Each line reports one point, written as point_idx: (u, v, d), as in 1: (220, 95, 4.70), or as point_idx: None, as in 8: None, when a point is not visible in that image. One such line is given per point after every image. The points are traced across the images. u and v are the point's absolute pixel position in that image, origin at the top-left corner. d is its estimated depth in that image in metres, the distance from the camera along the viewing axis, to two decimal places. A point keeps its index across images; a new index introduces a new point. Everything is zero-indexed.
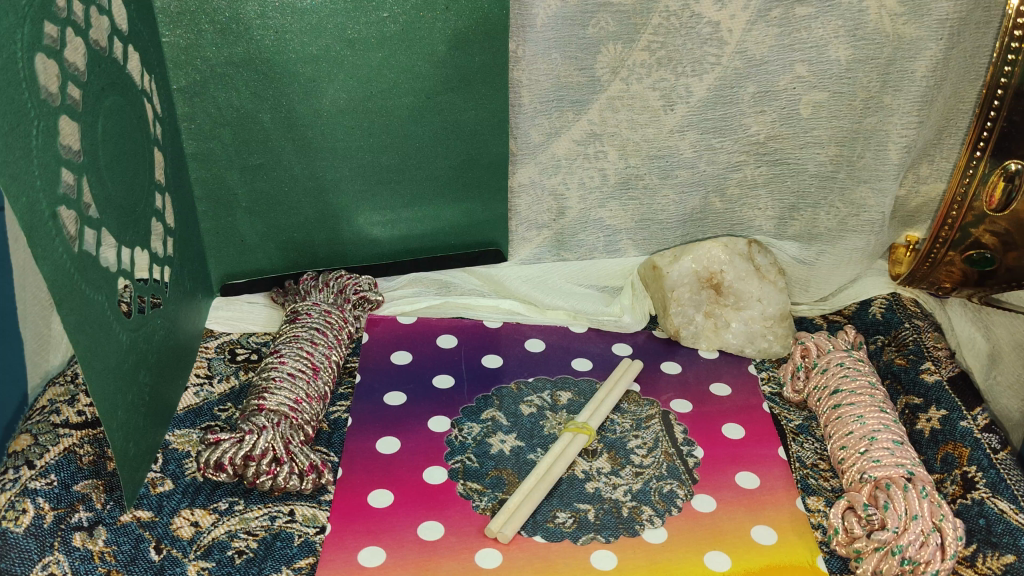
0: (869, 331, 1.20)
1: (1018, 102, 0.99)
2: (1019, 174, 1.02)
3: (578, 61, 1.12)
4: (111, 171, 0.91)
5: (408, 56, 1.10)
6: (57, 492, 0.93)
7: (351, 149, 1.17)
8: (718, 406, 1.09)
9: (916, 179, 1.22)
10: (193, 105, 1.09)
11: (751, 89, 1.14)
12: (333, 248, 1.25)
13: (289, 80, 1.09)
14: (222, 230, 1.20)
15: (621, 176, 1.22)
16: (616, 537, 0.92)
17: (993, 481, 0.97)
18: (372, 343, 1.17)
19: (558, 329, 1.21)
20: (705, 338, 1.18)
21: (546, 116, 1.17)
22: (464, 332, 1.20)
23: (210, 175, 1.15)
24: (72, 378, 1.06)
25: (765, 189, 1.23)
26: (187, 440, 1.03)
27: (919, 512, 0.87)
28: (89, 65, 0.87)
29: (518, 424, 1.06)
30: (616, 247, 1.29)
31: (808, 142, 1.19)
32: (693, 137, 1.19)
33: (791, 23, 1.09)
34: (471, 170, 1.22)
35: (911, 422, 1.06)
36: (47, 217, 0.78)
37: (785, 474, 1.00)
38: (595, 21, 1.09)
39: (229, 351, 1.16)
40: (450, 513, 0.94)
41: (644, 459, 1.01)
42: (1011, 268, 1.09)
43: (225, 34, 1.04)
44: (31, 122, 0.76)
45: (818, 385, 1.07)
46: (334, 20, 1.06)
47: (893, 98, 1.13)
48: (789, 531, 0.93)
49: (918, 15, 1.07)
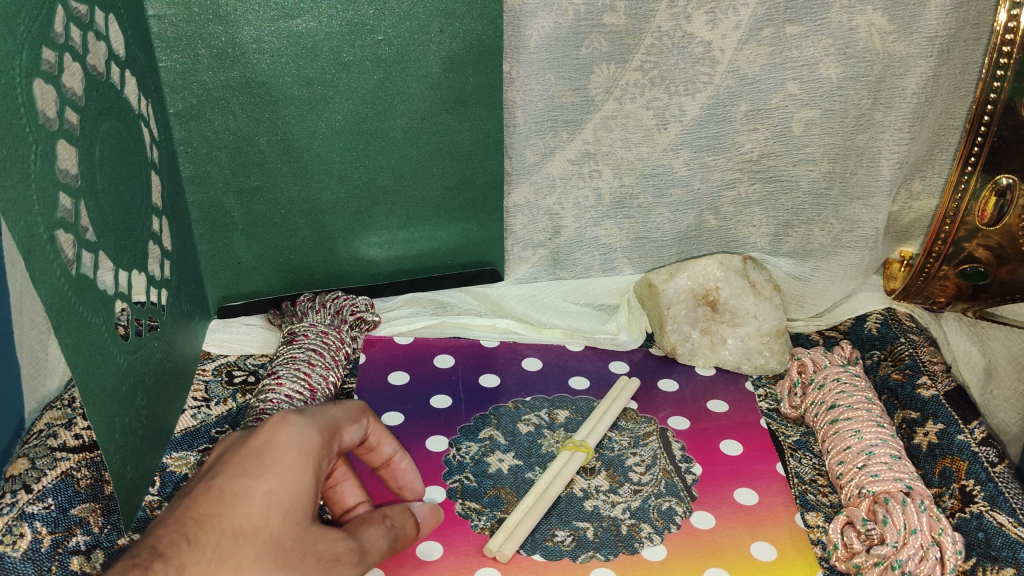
0: (865, 346, 1.21)
1: (1008, 117, 0.99)
2: (1011, 188, 1.03)
3: (571, 82, 1.13)
4: (109, 195, 0.91)
5: (403, 78, 1.11)
6: (55, 516, 0.93)
7: (347, 171, 1.17)
8: (716, 423, 1.10)
9: (909, 195, 1.23)
10: (190, 128, 1.10)
11: (744, 108, 1.15)
12: (330, 269, 1.26)
13: (286, 103, 1.10)
14: (219, 252, 1.21)
15: (615, 196, 1.23)
16: (615, 555, 0.92)
17: (992, 495, 0.97)
18: (370, 364, 1.17)
19: (555, 348, 1.22)
20: (702, 355, 1.18)
21: (541, 136, 1.18)
22: (461, 351, 1.20)
23: (207, 199, 1.16)
24: (69, 402, 1.06)
25: (760, 207, 1.24)
26: (185, 462, 1.03)
27: (918, 526, 0.87)
28: (88, 90, 0.87)
29: (515, 442, 1.06)
30: (611, 265, 1.30)
31: (800, 159, 1.19)
32: (686, 155, 1.19)
33: (782, 43, 1.10)
34: (466, 191, 1.23)
35: (909, 436, 1.06)
36: (45, 241, 0.78)
37: (783, 489, 1.00)
38: (589, 42, 1.10)
39: (226, 373, 1.16)
40: (449, 533, 0.94)
41: (642, 476, 1.01)
42: (1005, 282, 1.10)
43: (221, 57, 1.05)
44: (29, 148, 0.77)
45: (815, 401, 1.07)
46: (330, 43, 1.07)
47: (885, 115, 1.14)
48: (789, 548, 0.93)
49: (907, 33, 1.07)
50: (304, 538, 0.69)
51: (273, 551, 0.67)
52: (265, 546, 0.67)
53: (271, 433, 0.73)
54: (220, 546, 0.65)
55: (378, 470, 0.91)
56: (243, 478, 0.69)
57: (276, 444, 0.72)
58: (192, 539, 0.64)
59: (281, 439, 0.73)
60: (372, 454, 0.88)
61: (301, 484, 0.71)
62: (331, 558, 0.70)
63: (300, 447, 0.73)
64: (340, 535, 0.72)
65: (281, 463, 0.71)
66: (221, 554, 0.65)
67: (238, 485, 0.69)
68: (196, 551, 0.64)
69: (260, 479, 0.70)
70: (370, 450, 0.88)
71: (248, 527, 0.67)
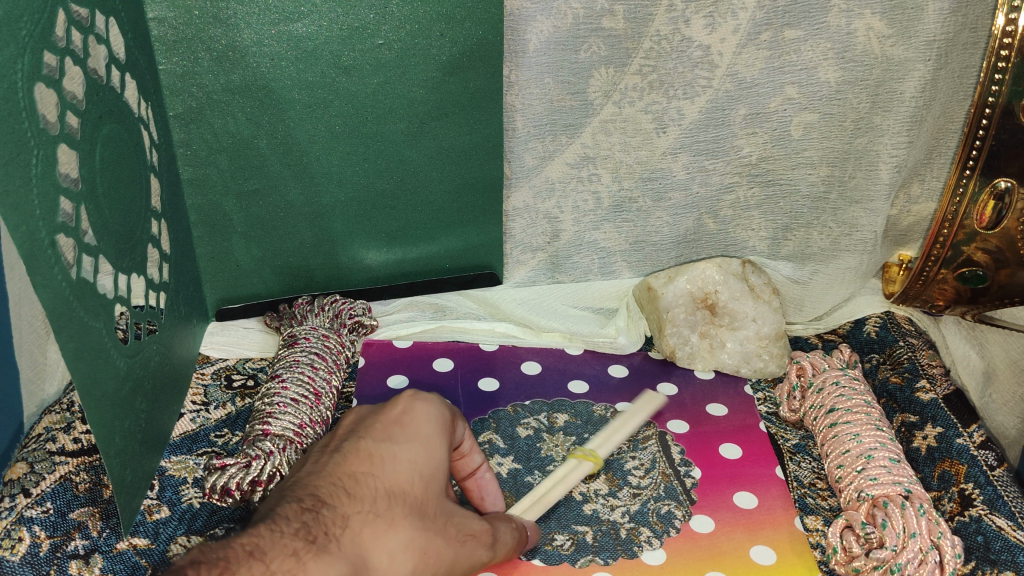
0: (863, 349, 1.21)
1: (1007, 121, 0.99)
2: (1009, 192, 1.03)
3: (570, 86, 1.13)
4: (109, 198, 0.91)
5: (403, 83, 1.11)
6: (52, 520, 0.93)
7: (347, 175, 1.17)
8: (715, 426, 1.10)
9: (907, 199, 1.22)
10: (190, 131, 1.10)
11: (742, 111, 1.15)
12: (329, 272, 1.26)
13: (286, 106, 1.10)
14: (217, 255, 1.21)
15: (614, 200, 1.24)
16: (614, 559, 0.92)
17: (990, 498, 0.97)
18: (368, 367, 1.17)
19: (554, 352, 1.22)
20: (701, 358, 1.18)
21: (540, 140, 1.18)
22: (460, 355, 1.20)
23: (206, 202, 1.16)
24: (68, 407, 1.06)
25: (758, 210, 1.24)
26: (183, 466, 1.02)
27: (918, 530, 0.87)
28: (89, 94, 0.87)
29: (515, 446, 1.06)
30: (610, 269, 1.30)
31: (799, 163, 1.19)
32: (685, 159, 1.19)
33: (780, 47, 1.10)
34: (466, 195, 1.23)
35: (908, 440, 1.06)
36: (47, 245, 0.78)
37: (782, 493, 1.00)
38: (588, 45, 1.10)
39: (225, 377, 1.15)
40: None
41: (641, 480, 1.01)
42: (1004, 285, 1.10)
43: (220, 61, 1.05)
44: (31, 151, 0.77)
45: (814, 404, 1.07)
46: (329, 48, 1.07)
47: (883, 119, 1.14)
48: (789, 551, 0.93)
49: (906, 37, 1.07)
50: (443, 508, 0.69)
51: (417, 517, 0.66)
52: (412, 512, 0.66)
53: (411, 401, 0.73)
54: (376, 502, 0.64)
55: (461, 481, 0.84)
56: (392, 442, 0.69)
57: (418, 411, 0.72)
58: (349, 492, 0.63)
59: (420, 409, 0.73)
60: (460, 462, 0.82)
61: (440, 454, 0.71)
62: (467, 535, 0.71)
63: (440, 418, 0.73)
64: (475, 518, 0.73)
65: (421, 433, 0.71)
66: (377, 509, 0.63)
67: (385, 448, 0.68)
68: (353, 502, 0.63)
69: (406, 442, 0.69)
70: (460, 458, 0.82)
71: (398, 489, 0.66)
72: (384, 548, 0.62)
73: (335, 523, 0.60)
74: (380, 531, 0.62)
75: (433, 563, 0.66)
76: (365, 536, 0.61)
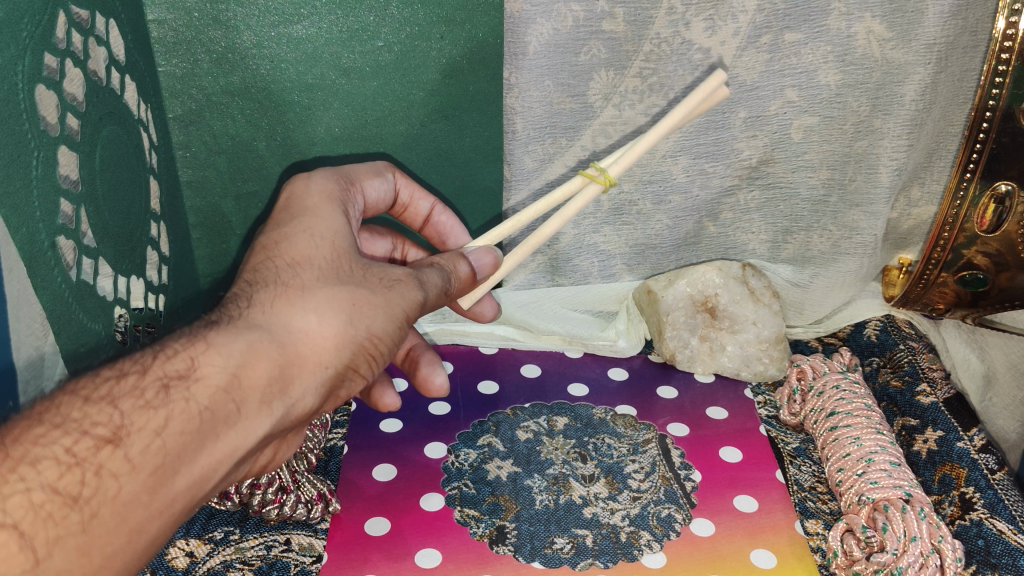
0: (864, 353, 1.21)
1: (1007, 124, 0.98)
2: (1010, 195, 1.02)
3: (570, 88, 1.11)
4: (109, 201, 0.91)
5: (403, 84, 1.11)
6: None
7: None
8: (715, 429, 1.10)
9: (907, 202, 1.22)
10: (189, 133, 1.12)
11: (742, 115, 1.15)
12: None
13: (286, 108, 1.11)
14: (216, 256, 1.23)
15: (614, 203, 1.23)
16: (614, 563, 0.92)
17: (991, 502, 0.97)
18: None
19: (553, 355, 1.22)
20: (700, 361, 1.18)
21: (540, 142, 1.15)
22: (461, 357, 1.21)
23: (204, 204, 1.18)
24: None
25: (758, 213, 1.24)
26: None
27: (918, 534, 0.86)
28: (89, 96, 0.87)
29: (515, 450, 1.06)
30: (610, 272, 1.30)
31: (799, 166, 1.19)
32: (684, 162, 1.19)
33: (781, 49, 1.09)
34: (465, 198, 1.23)
35: (908, 443, 1.06)
36: (47, 247, 0.79)
37: (782, 497, 1.00)
38: (588, 48, 1.08)
39: None
40: (448, 540, 0.93)
41: (641, 484, 1.01)
42: (1004, 289, 1.10)
43: (220, 63, 1.06)
44: (31, 153, 0.76)
45: (814, 407, 1.07)
46: (330, 49, 1.07)
47: (883, 122, 1.13)
48: (788, 555, 0.93)
49: (906, 40, 1.06)
50: (360, 263, 0.63)
51: (328, 277, 0.61)
52: (321, 269, 0.61)
53: (295, 187, 0.70)
54: (278, 279, 0.59)
55: (422, 231, 0.90)
56: (282, 228, 0.64)
57: (303, 192, 0.69)
58: (250, 283, 0.60)
59: (298, 192, 0.69)
60: (409, 215, 0.88)
61: (335, 217, 0.66)
62: (395, 281, 0.63)
63: (328, 194, 0.70)
64: (400, 267, 0.65)
65: (307, 210, 0.66)
66: (281, 283, 0.59)
67: (276, 235, 0.64)
68: (260, 286, 0.59)
69: (296, 224, 0.65)
70: (405, 211, 0.87)
71: (300, 260, 0.61)
72: (302, 309, 0.58)
73: (237, 306, 0.57)
74: (291, 298, 0.58)
75: (371, 313, 0.60)
76: (278, 304, 0.58)
